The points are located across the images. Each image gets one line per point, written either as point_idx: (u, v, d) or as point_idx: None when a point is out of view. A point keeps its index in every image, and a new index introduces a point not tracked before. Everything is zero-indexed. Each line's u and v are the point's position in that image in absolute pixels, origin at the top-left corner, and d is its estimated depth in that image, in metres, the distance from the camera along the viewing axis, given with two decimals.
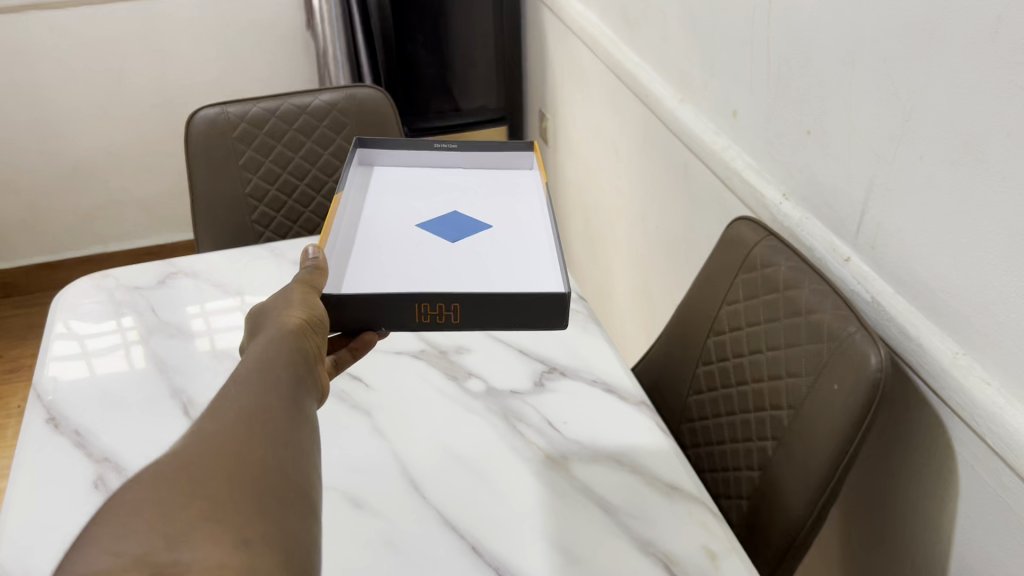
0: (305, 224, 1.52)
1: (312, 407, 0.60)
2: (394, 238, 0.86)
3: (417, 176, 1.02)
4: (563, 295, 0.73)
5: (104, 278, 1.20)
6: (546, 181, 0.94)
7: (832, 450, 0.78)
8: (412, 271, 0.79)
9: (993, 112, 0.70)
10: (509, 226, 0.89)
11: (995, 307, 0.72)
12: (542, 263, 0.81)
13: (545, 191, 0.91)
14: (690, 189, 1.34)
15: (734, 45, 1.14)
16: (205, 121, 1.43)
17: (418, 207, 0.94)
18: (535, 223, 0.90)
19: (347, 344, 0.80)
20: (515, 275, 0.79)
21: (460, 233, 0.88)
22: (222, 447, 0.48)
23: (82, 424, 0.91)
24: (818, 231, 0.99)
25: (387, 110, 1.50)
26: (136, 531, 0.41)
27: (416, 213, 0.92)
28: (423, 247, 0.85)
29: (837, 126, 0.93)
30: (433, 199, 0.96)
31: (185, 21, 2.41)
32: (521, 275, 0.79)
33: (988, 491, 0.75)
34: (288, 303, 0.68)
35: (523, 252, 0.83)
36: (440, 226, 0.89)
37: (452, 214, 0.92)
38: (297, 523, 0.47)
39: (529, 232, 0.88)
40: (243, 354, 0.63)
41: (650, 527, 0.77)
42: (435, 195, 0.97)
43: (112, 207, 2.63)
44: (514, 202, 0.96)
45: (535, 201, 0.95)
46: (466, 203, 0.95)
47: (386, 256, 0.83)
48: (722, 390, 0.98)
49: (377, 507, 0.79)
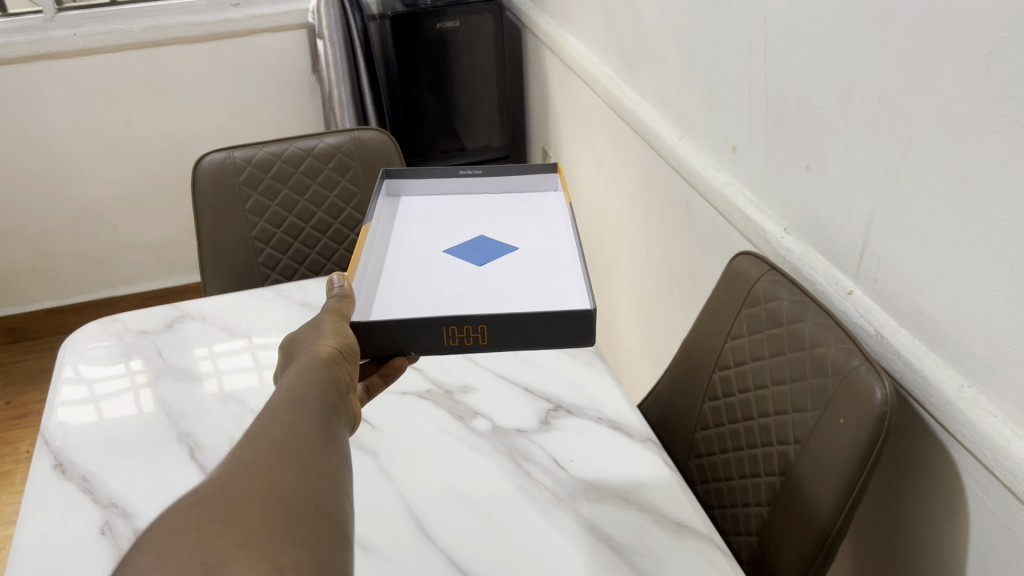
0: (311, 265, 1.54)
1: (345, 436, 0.61)
2: (422, 264, 0.87)
3: (440, 205, 1.03)
4: (587, 312, 0.74)
5: (112, 322, 1.21)
6: (567, 201, 0.95)
7: (842, 484, 0.77)
8: (440, 294, 0.80)
9: (989, 145, 0.71)
10: (536, 247, 0.90)
11: (998, 339, 0.73)
12: (566, 283, 0.81)
13: (567, 211, 0.91)
14: (692, 225, 1.35)
15: (732, 83, 1.16)
16: (212, 166, 1.45)
17: (445, 233, 0.94)
18: (558, 244, 0.90)
19: (378, 371, 0.81)
20: (539, 294, 0.79)
21: (486, 256, 0.88)
22: (257, 474, 0.49)
23: (89, 470, 0.92)
24: (820, 264, 1.00)
25: (392, 152, 1.52)
26: (175, 559, 0.42)
27: (443, 239, 0.93)
28: (450, 271, 0.85)
29: (836, 161, 0.94)
30: (459, 225, 0.96)
31: (192, 68, 2.45)
32: (545, 293, 0.80)
33: (998, 524, 0.75)
34: (320, 333, 0.70)
35: (546, 272, 0.84)
36: (468, 251, 0.90)
37: (479, 237, 0.93)
38: (337, 546, 0.47)
39: (554, 253, 0.88)
40: (276, 383, 0.65)
41: (658, 566, 0.77)
42: (462, 221, 0.98)
43: (119, 251, 2.65)
44: (542, 224, 0.96)
45: (558, 223, 0.96)
46: (491, 227, 0.96)
47: (413, 280, 0.84)
48: (729, 425, 0.98)
49: (383, 549, 0.79)
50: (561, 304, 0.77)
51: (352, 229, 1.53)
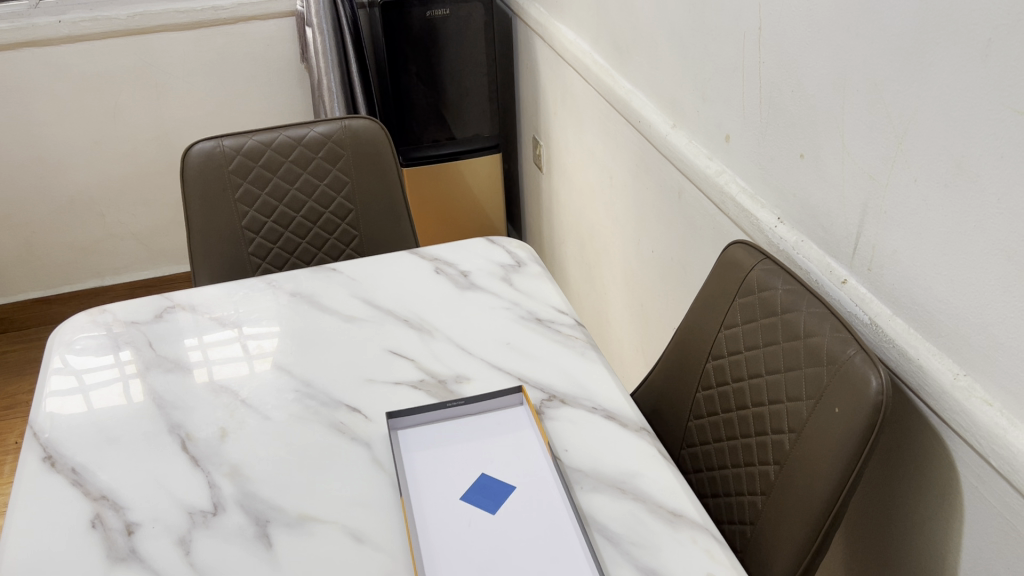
0: (302, 255, 1.53)
1: None
2: (439, 521, 0.80)
3: (422, 428, 0.93)
4: None
5: (101, 312, 1.19)
6: (545, 435, 0.89)
7: (836, 474, 0.77)
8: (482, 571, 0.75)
9: (986, 133, 0.71)
10: (536, 485, 0.84)
11: (994, 328, 0.73)
12: (569, 540, 0.78)
13: (553, 458, 0.86)
14: (684, 214, 1.35)
15: (726, 72, 1.15)
16: (201, 155, 1.44)
17: (443, 471, 0.86)
18: (548, 484, 0.85)
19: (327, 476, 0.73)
20: (555, 563, 0.76)
21: (497, 501, 0.83)
22: None
23: (79, 462, 0.91)
24: (814, 254, 1.00)
25: (382, 140, 1.51)
26: None
27: (443, 479, 0.85)
28: (469, 529, 0.79)
29: (830, 150, 0.94)
30: (449, 454, 0.89)
31: (180, 55, 2.42)
32: (567, 566, 0.75)
33: (992, 513, 0.75)
34: None
35: (551, 531, 0.79)
36: (477, 495, 0.83)
37: (477, 473, 0.86)
38: None
39: (549, 502, 0.82)
40: None
41: (655, 556, 0.77)
42: (451, 448, 0.90)
43: (107, 240, 2.63)
44: (523, 446, 0.90)
45: (537, 449, 0.89)
46: (483, 455, 0.89)
47: (449, 553, 0.77)
48: (723, 415, 0.98)
49: (379, 541, 0.80)
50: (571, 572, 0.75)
51: (343, 218, 1.52)
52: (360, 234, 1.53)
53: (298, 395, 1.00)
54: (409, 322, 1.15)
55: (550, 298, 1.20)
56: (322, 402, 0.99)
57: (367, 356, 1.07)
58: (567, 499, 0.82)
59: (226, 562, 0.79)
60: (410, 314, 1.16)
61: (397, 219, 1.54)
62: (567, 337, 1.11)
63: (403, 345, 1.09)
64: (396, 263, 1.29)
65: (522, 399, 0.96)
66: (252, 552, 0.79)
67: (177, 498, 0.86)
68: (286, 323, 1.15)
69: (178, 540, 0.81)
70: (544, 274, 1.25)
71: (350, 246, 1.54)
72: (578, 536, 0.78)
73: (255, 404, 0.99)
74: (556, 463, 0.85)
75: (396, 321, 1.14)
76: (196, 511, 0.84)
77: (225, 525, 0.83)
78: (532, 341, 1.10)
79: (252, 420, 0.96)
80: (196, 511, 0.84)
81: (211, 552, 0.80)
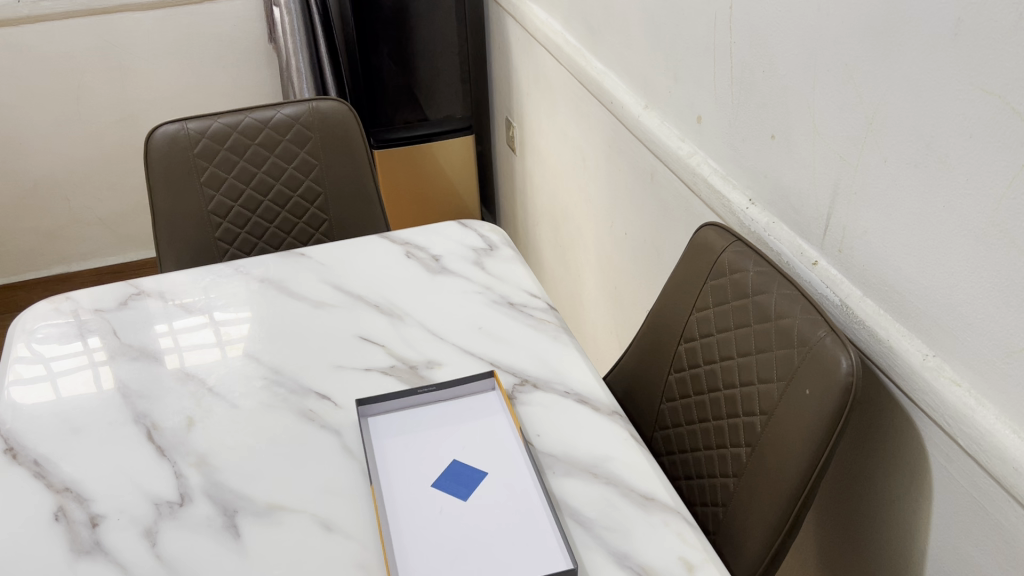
0: (270, 240, 1.50)
1: None
2: (411, 509, 0.79)
3: (394, 417, 0.92)
4: (570, 570, 0.71)
5: (64, 299, 1.17)
6: (518, 423, 0.88)
7: (808, 455, 0.78)
8: (454, 558, 0.74)
9: (955, 114, 0.71)
10: (508, 471, 0.84)
11: (963, 308, 0.73)
12: (541, 526, 0.77)
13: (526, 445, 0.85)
14: (657, 196, 1.34)
15: (697, 52, 1.14)
16: (165, 138, 1.41)
17: (416, 459, 0.85)
18: (520, 471, 0.84)
19: None
20: (527, 547, 0.75)
21: (470, 487, 0.82)
22: None
23: (42, 453, 0.89)
24: (785, 235, 0.99)
25: (351, 122, 1.49)
26: None
27: (415, 467, 0.85)
28: (441, 516, 0.79)
29: (801, 131, 0.93)
30: (421, 442, 0.88)
31: (145, 34, 2.37)
32: (539, 551, 0.75)
33: (960, 492, 0.76)
34: None
35: (523, 517, 0.78)
36: (450, 482, 0.83)
37: (450, 460, 0.85)
38: None
39: (521, 488, 0.82)
40: None
41: (626, 540, 0.77)
42: (422, 436, 0.89)
43: (72, 226, 2.58)
44: (495, 432, 0.89)
45: (509, 436, 0.89)
46: (456, 442, 0.88)
47: (420, 541, 0.76)
48: (695, 397, 0.97)
49: (348, 530, 0.79)
50: (543, 557, 0.74)
51: (312, 202, 1.50)
52: (330, 218, 1.51)
53: (266, 382, 0.99)
54: (379, 307, 1.13)
55: (522, 281, 1.19)
56: (291, 389, 0.98)
57: (337, 342, 1.06)
58: (539, 486, 0.81)
59: (193, 553, 0.77)
60: (381, 299, 1.15)
61: (367, 202, 1.52)
62: (540, 321, 1.10)
63: (374, 331, 1.08)
64: (367, 247, 1.27)
65: (495, 386, 0.95)
66: (219, 543, 0.78)
67: (142, 489, 0.84)
68: (255, 309, 1.13)
69: (144, 532, 0.80)
70: (516, 258, 1.24)
71: (319, 230, 1.52)
72: (550, 521, 0.77)
73: (223, 392, 0.97)
74: (528, 448, 0.85)
75: (366, 307, 1.13)
76: (162, 501, 0.83)
77: (191, 516, 0.81)
78: (504, 325, 1.09)
79: (220, 409, 0.95)
80: (162, 501, 0.83)
81: (178, 542, 0.78)
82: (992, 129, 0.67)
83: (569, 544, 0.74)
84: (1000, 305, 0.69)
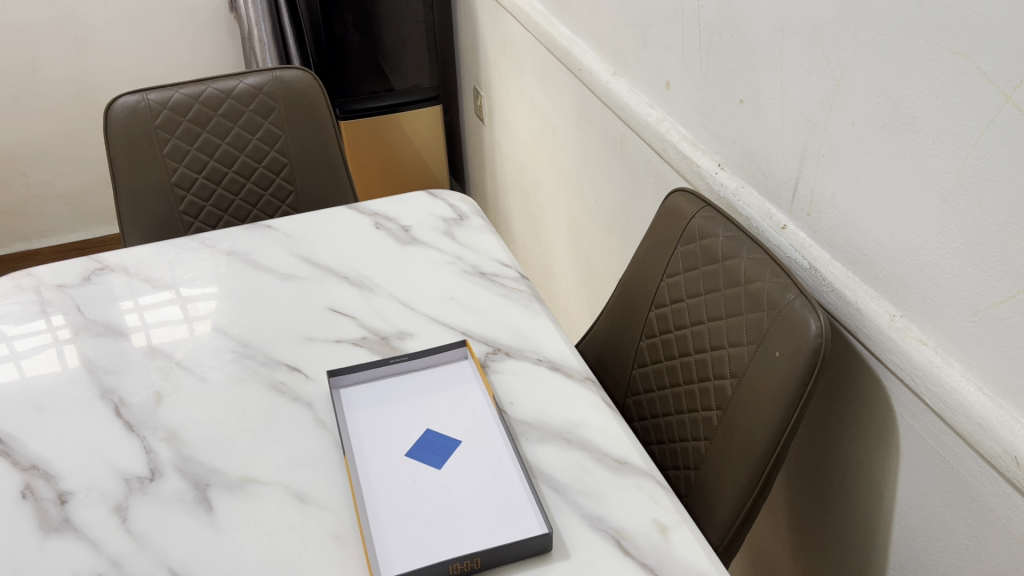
0: (236, 212, 1.48)
1: None
2: (385, 479, 0.79)
3: (369, 392, 0.91)
4: (546, 534, 0.72)
5: (24, 276, 1.14)
6: (489, 393, 0.88)
7: (778, 418, 0.78)
8: (428, 526, 0.74)
9: (922, 76, 0.71)
10: (481, 439, 0.84)
11: (929, 269, 0.74)
12: (517, 492, 0.77)
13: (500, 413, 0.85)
14: (626, 164, 1.34)
15: (665, 17, 1.13)
16: (124, 109, 1.38)
17: (389, 431, 0.85)
18: (496, 440, 0.84)
19: None
20: (501, 514, 0.75)
21: (442, 455, 0.82)
22: None
23: (6, 432, 0.87)
24: (754, 199, 1.00)
25: (316, 92, 1.46)
26: None
27: (390, 437, 0.84)
28: (414, 485, 0.79)
29: (769, 96, 0.93)
30: (394, 415, 0.87)
31: (100, 5, 2.31)
32: (514, 515, 0.75)
33: (926, 449, 0.77)
34: None
35: (499, 485, 0.78)
36: (426, 452, 0.82)
37: (426, 432, 0.85)
38: None
39: (494, 456, 0.82)
40: None
41: (600, 504, 0.78)
42: (395, 407, 0.88)
43: (31, 202, 2.53)
44: (468, 402, 0.89)
45: (483, 405, 0.88)
46: (430, 413, 0.87)
47: (394, 510, 0.76)
48: (666, 362, 0.98)
49: (321, 500, 0.79)
50: (518, 523, 0.74)
51: (277, 173, 1.47)
52: (296, 190, 1.49)
53: (236, 355, 0.98)
54: (349, 279, 1.12)
55: (493, 251, 1.18)
56: (261, 362, 0.97)
57: (308, 314, 1.05)
58: (515, 453, 0.81)
59: (165, 527, 0.77)
60: (351, 271, 1.14)
61: (334, 173, 1.50)
62: (511, 289, 1.10)
63: (344, 303, 1.07)
64: (335, 218, 1.26)
65: (469, 357, 0.95)
66: (192, 517, 0.78)
67: (112, 465, 0.83)
68: (222, 284, 1.11)
69: (114, 508, 0.79)
70: (487, 228, 1.23)
71: (285, 202, 1.50)
72: (524, 486, 0.78)
73: (192, 367, 0.96)
74: (501, 416, 0.85)
75: (335, 279, 1.12)
76: (132, 477, 0.82)
77: (163, 491, 0.80)
78: (475, 294, 1.08)
79: (188, 383, 0.94)
80: (132, 477, 0.82)
81: (149, 517, 0.78)
82: (958, 88, 0.68)
83: (544, 508, 0.74)
84: (966, 264, 0.70)
